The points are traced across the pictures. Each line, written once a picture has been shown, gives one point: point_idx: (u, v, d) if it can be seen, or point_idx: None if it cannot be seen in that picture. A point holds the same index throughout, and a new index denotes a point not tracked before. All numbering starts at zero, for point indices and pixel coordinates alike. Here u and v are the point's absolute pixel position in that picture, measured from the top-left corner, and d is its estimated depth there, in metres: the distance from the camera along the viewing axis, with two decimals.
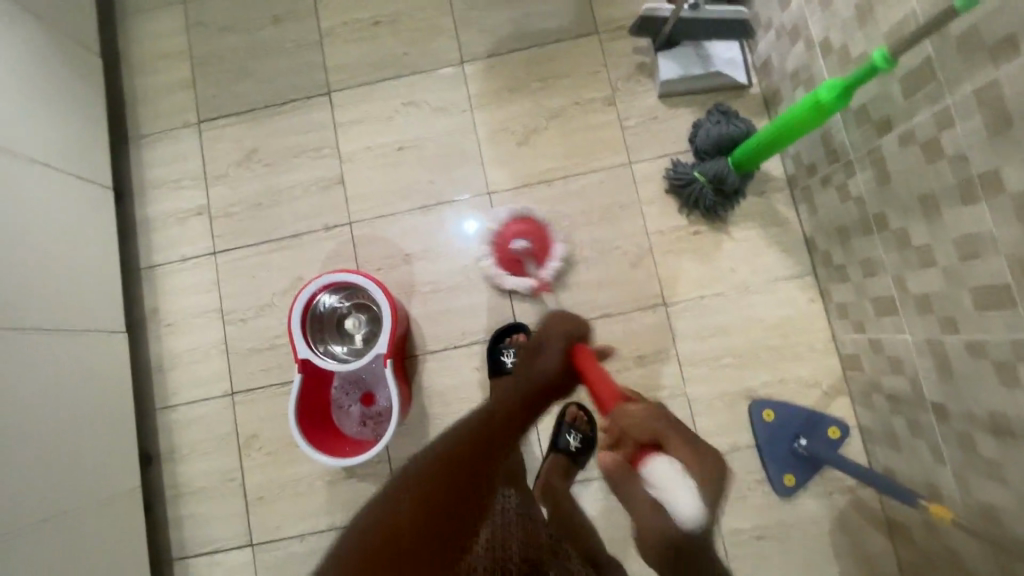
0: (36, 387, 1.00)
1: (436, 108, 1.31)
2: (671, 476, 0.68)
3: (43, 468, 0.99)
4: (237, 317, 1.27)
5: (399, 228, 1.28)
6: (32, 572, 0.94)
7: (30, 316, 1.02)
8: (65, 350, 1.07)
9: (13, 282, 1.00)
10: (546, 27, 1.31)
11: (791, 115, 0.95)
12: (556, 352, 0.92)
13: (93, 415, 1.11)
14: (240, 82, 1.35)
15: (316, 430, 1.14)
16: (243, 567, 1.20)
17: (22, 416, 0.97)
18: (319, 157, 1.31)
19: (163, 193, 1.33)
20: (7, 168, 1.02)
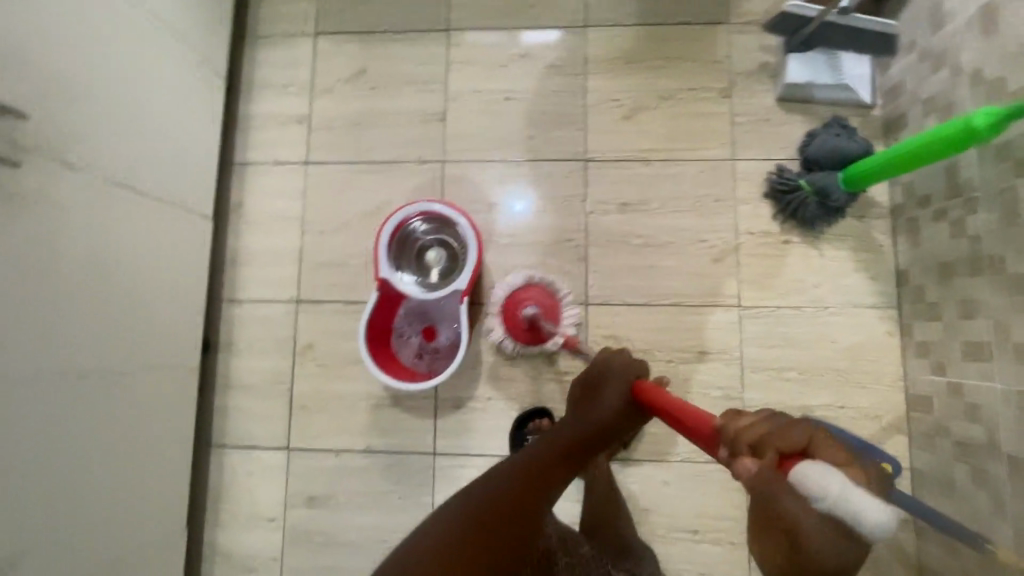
0: (159, 256, 1.06)
1: (549, 65, 1.30)
2: (836, 484, 0.47)
3: (150, 334, 1.04)
4: (317, 229, 1.29)
5: (483, 174, 1.29)
6: (123, 426, 0.99)
7: (168, 189, 1.07)
8: (181, 231, 1.12)
9: (164, 156, 1.05)
10: (678, 8, 1.29)
11: (930, 139, 0.93)
12: (616, 393, 0.79)
13: (191, 296, 1.15)
14: (363, 2, 1.35)
15: (379, 349, 1.16)
16: (276, 466, 1.23)
17: (143, 281, 1.02)
18: (426, 90, 1.32)
19: (269, 95, 1.35)
20: (172, 49, 1.06)
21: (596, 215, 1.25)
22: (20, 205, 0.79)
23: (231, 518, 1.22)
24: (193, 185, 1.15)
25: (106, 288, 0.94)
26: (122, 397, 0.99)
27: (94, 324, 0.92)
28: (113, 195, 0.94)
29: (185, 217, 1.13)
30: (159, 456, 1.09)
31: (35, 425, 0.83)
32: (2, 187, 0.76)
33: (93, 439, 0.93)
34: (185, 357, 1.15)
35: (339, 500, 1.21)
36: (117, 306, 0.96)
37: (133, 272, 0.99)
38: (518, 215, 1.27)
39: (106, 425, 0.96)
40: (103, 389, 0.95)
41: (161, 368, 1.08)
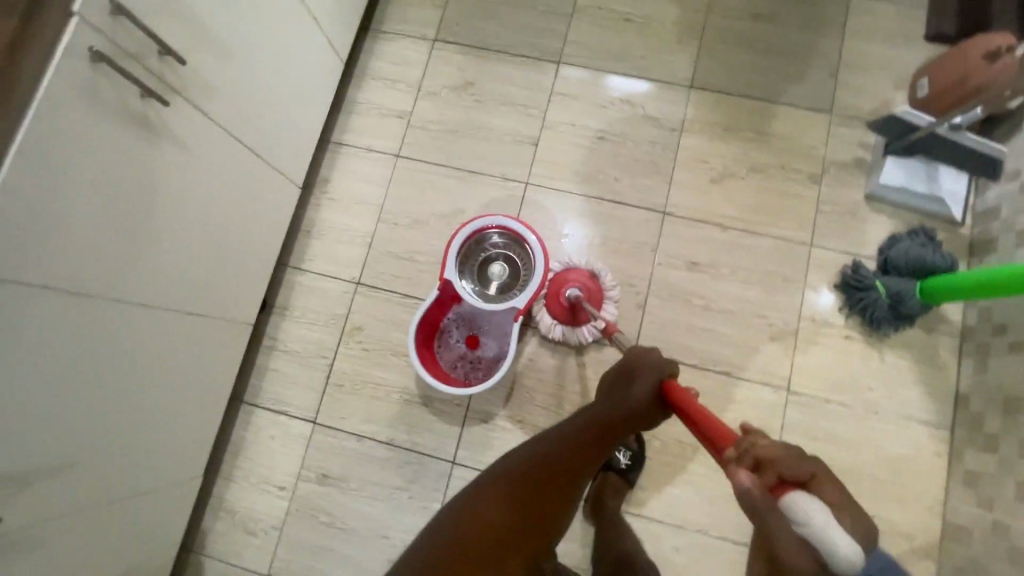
0: (257, 216, 1.11)
1: (647, 116, 1.34)
2: (816, 511, 0.49)
3: (232, 286, 1.09)
4: (392, 219, 1.33)
5: (562, 203, 1.32)
6: (193, 368, 1.04)
7: (276, 156, 1.13)
8: (280, 199, 1.18)
9: (278, 125, 1.11)
10: (784, 89, 1.32)
11: (988, 279, 0.96)
12: (647, 386, 0.82)
13: (272, 258, 1.20)
14: (485, 21, 1.42)
15: (425, 345, 1.18)
16: (299, 437, 1.24)
17: (240, 235, 1.07)
18: (525, 114, 1.36)
19: (377, 86, 1.41)
20: (310, 31, 1.13)
21: (663, 268, 1.27)
22: (162, 142, 0.84)
23: (245, 477, 1.23)
24: (296, 152, 1.20)
25: (208, 232, 0.98)
26: (194, 339, 1.02)
27: (191, 262, 0.96)
28: (231, 146, 0.99)
29: (284, 181, 1.18)
30: (207, 403, 1.11)
31: (122, 348, 0.86)
32: (154, 124, 0.82)
33: (163, 373, 0.96)
34: (250, 314, 1.17)
35: (350, 485, 1.21)
36: (212, 250, 1.00)
37: (234, 225, 1.05)
38: (583, 248, 1.29)
39: (176, 363, 0.99)
40: (183, 327, 0.98)
41: (229, 320, 1.11)
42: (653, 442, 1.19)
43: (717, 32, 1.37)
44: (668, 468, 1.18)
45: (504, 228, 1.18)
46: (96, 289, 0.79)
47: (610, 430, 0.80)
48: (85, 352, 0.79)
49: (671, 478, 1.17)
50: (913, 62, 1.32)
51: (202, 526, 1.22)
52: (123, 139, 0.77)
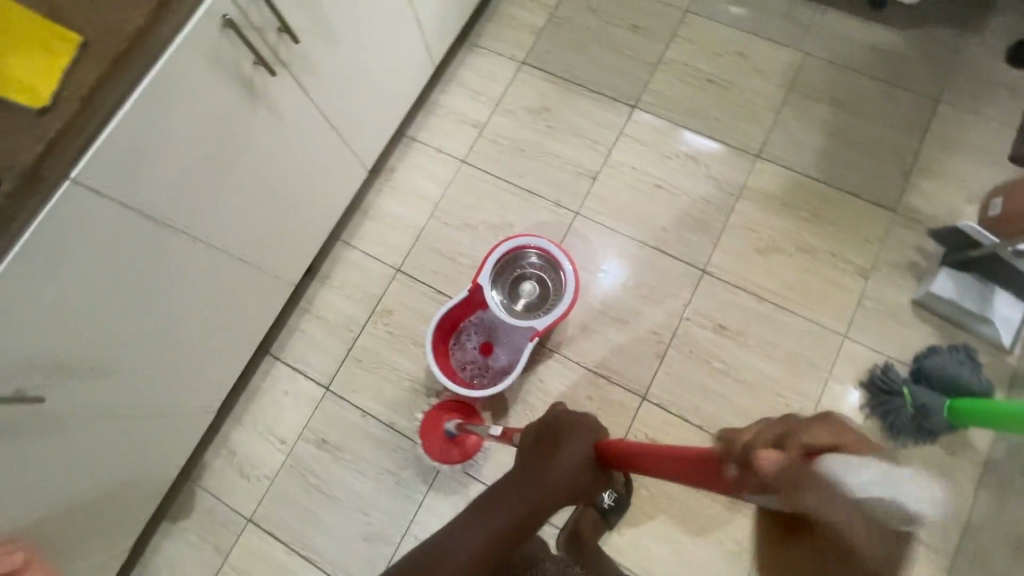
0: (321, 187, 1.20)
1: (708, 174, 1.36)
2: (870, 472, 0.37)
3: (281, 243, 1.17)
4: (443, 218, 1.40)
5: (605, 240, 1.35)
6: (231, 308, 1.12)
7: (352, 137, 1.22)
8: (347, 177, 1.27)
9: (361, 110, 1.20)
10: (850, 179, 1.32)
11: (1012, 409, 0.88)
12: (576, 453, 0.70)
13: (325, 226, 1.28)
14: (574, 54, 1.49)
15: (441, 339, 1.23)
16: (309, 399, 1.31)
17: (301, 201, 1.16)
18: (590, 148, 1.41)
19: (460, 93, 1.50)
20: (409, 31, 1.22)
21: (689, 324, 1.28)
22: (259, 104, 0.93)
23: (252, 423, 1.30)
24: (371, 137, 1.29)
25: (275, 189, 1.07)
26: (240, 283, 1.10)
27: (253, 212, 1.05)
28: (316, 119, 1.08)
29: (354, 161, 1.27)
30: (236, 345, 1.19)
31: (179, 276, 0.94)
32: (257, 88, 0.91)
33: (206, 307, 1.04)
34: (294, 274, 1.26)
35: (344, 455, 1.27)
36: (275, 206, 1.09)
37: (298, 190, 1.13)
38: (616, 288, 1.31)
39: (219, 301, 1.07)
40: (234, 270, 1.07)
41: (274, 274, 1.20)
42: (640, 491, 1.19)
43: (796, 110, 1.38)
44: (650, 520, 1.18)
45: (541, 248, 1.22)
46: (171, 217, 0.88)
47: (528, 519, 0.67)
48: (150, 273, 0.88)
49: (651, 531, 1.17)
50: (991, 179, 1.30)
51: (203, 458, 1.29)
52: (228, 95, 0.86)
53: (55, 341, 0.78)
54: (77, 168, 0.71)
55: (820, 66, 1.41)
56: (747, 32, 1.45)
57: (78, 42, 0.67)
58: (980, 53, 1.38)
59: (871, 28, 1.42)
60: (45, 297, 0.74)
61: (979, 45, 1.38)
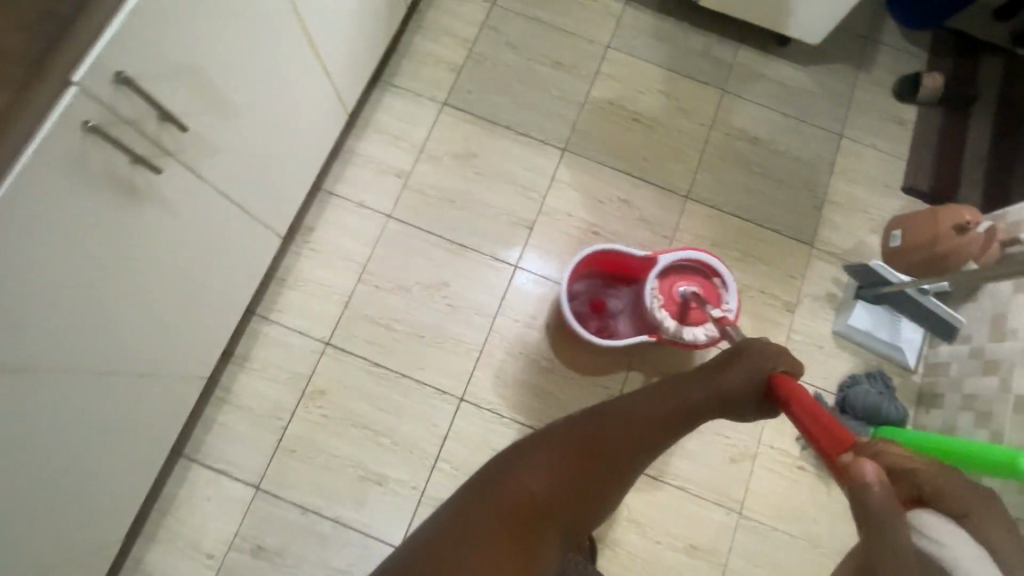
0: (230, 269, 1.05)
1: (643, 218, 1.36)
2: (963, 536, 0.39)
3: (186, 341, 1.01)
4: (374, 281, 1.29)
5: (547, 292, 1.30)
6: (133, 425, 0.95)
7: (261, 208, 1.07)
8: (258, 250, 1.12)
9: (268, 177, 1.05)
10: (772, 215, 1.38)
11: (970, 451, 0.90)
12: (750, 375, 0.71)
13: (238, 307, 1.13)
14: (498, 93, 1.42)
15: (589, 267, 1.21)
16: (238, 503, 1.16)
17: (207, 290, 1.01)
18: (523, 195, 1.36)
19: (379, 139, 1.38)
20: (317, 84, 1.09)
21: (637, 373, 1.27)
22: (142, 204, 0.78)
23: (170, 538, 1.14)
24: (283, 203, 1.14)
25: (172, 288, 0.91)
26: (140, 398, 0.94)
27: (146, 321, 0.88)
28: (216, 201, 0.93)
29: (266, 231, 1.12)
30: (144, 461, 1.02)
31: (55, 419, 0.77)
32: (137, 188, 0.75)
33: (96, 438, 0.87)
34: (205, 368, 1.10)
35: (285, 561, 1.14)
36: (172, 305, 0.93)
37: (200, 279, 0.97)
38: (562, 342, 1.27)
39: (113, 426, 0.90)
40: (127, 387, 0.90)
41: (181, 374, 1.04)
42: (604, 551, 1.18)
43: (718, 148, 1.42)
44: None
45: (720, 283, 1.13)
46: (38, 360, 0.70)
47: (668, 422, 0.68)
48: (12, 429, 0.71)
49: None
50: (888, 210, 1.41)
51: None
52: (99, 205, 0.70)
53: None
54: None
55: (736, 104, 1.45)
56: (667, 70, 1.46)
57: None
58: (871, 88, 1.48)
59: (779, 64, 1.49)
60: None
61: (870, 81, 1.49)
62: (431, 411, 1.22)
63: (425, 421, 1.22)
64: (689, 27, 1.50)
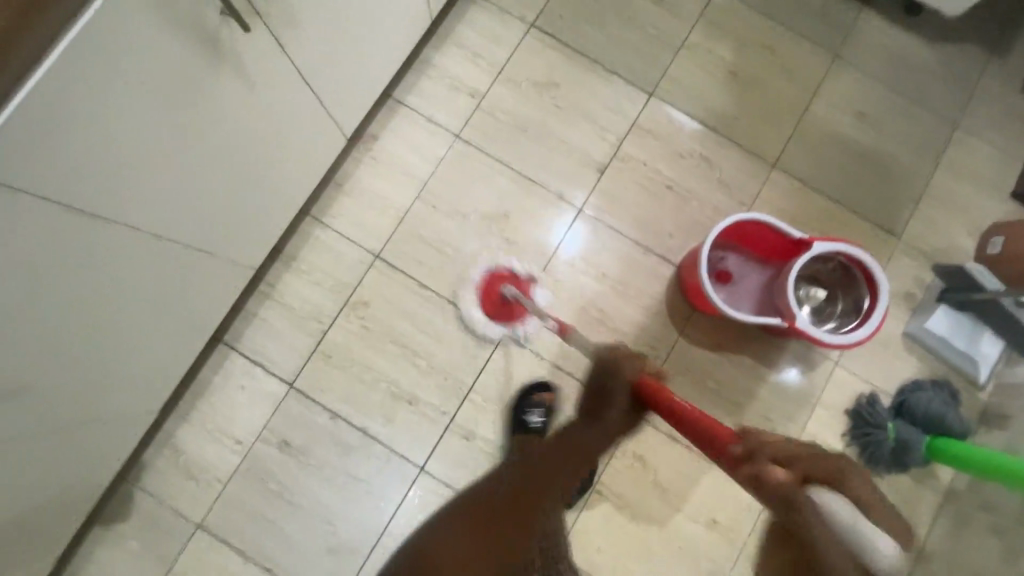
0: (295, 161, 1.01)
1: (722, 180, 1.27)
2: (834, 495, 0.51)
3: (244, 226, 0.99)
4: (432, 200, 1.24)
5: (605, 241, 1.24)
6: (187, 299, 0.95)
7: (335, 102, 1.02)
8: (325, 148, 1.08)
9: (347, 69, 1.00)
10: (862, 199, 1.27)
11: (994, 461, 0.96)
12: (619, 404, 0.81)
13: (296, 203, 1.10)
14: (590, 23, 1.32)
15: (744, 233, 1.13)
16: (270, 397, 1.17)
17: (272, 178, 0.98)
18: (600, 135, 1.28)
19: (458, 53, 1.30)
20: None
21: (686, 340, 1.21)
22: (222, 64, 0.73)
23: (203, 420, 1.16)
24: (357, 103, 1.09)
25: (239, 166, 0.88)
26: (194, 276, 0.92)
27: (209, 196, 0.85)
28: (293, 82, 0.88)
29: (333, 129, 1.07)
30: (190, 339, 1.02)
31: (112, 274, 0.76)
32: (223, 46, 0.71)
33: (148, 305, 0.86)
34: (256, 259, 1.08)
35: (309, 460, 1.15)
36: (236, 185, 0.90)
37: (266, 165, 0.94)
38: (616, 296, 1.22)
39: (167, 298, 0.89)
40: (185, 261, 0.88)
41: (234, 262, 1.02)
42: (623, 509, 1.16)
43: (817, 117, 1.30)
44: (631, 539, 1.16)
45: (868, 274, 1.05)
46: (102, 207, 0.68)
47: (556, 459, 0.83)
48: (71, 273, 0.69)
49: (631, 549, 1.15)
50: (991, 213, 1.28)
51: (142, 457, 1.14)
52: (183, 52, 0.66)
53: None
54: None
55: (845, 72, 1.32)
56: (777, 24, 1.33)
57: None
58: (1000, 77, 1.33)
59: (902, 35, 1.34)
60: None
61: (1001, 69, 1.34)
62: (472, 342, 1.20)
63: (464, 351, 1.19)
64: None
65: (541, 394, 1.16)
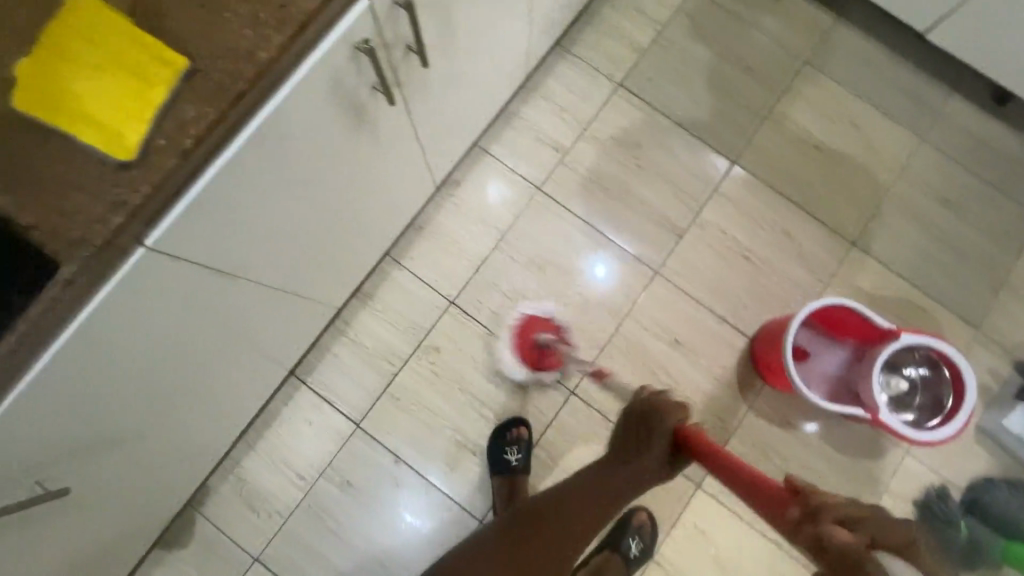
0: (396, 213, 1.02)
1: (800, 255, 1.26)
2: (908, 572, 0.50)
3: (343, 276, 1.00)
4: (510, 251, 1.25)
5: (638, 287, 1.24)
6: (284, 345, 0.95)
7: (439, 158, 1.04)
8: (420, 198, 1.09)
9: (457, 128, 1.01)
10: (941, 285, 1.26)
11: None
12: (660, 446, 0.79)
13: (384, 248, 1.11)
14: (678, 87, 1.33)
15: (830, 314, 1.12)
16: (337, 435, 1.17)
17: (377, 232, 0.99)
18: (681, 200, 1.28)
19: (545, 106, 1.31)
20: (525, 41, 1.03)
21: (754, 413, 1.20)
22: (364, 135, 0.74)
23: (267, 452, 1.17)
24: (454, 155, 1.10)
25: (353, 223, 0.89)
26: (295, 323, 0.93)
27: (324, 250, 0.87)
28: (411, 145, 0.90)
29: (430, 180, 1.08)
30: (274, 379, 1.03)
31: (233, 327, 0.77)
32: (369, 119, 0.72)
33: (252, 353, 0.87)
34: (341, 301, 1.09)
35: (370, 502, 1.15)
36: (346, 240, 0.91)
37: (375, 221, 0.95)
38: (687, 362, 1.22)
39: (269, 344, 0.90)
40: (292, 310, 0.89)
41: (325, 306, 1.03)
42: None
43: (899, 198, 1.30)
44: None
45: (955, 371, 1.03)
46: (243, 268, 0.70)
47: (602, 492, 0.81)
48: (203, 328, 0.70)
49: None
50: None
51: (207, 483, 1.15)
52: (338, 128, 0.67)
53: (74, 420, 0.60)
54: (154, 233, 0.52)
55: (930, 155, 1.32)
56: (865, 102, 1.34)
57: (183, 68, 0.47)
58: None
59: (990, 123, 1.34)
60: (68, 380, 0.54)
61: None
62: (540, 397, 1.20)
63: (531, 405, 1.19)
64: (901, 59, 1.36)
65: (520, 430, 1.16)
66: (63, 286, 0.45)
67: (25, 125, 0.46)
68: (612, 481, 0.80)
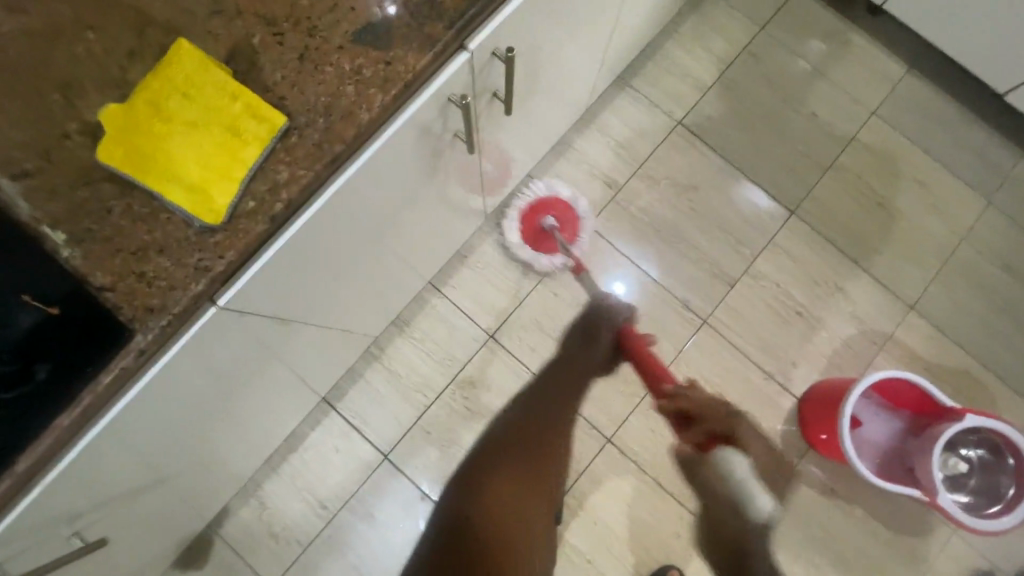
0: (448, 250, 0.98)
1: (855, 315, 1.21)
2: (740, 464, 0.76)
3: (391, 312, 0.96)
4: (553, 287, 1.21)
5: (659, 316, 1.20)
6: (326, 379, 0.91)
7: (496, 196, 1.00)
8: None
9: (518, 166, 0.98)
10: (1002, 358, 1.21)
11: None
12: (607, 343, 1.08)
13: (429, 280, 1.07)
14: (739, 130, 1.28)
15: (890, 385, 1.07)
16: (364, 465, 1.14)
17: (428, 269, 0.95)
18: (735, 248, 1.23)
19: (601, 140, 1.27)
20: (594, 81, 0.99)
21: (799, 479, 1.15)
22: (436, 181, 0.70)
23: (291, 477, 1.13)
24: None
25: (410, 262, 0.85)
26: (338, 359, 0.89)
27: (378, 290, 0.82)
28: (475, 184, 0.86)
29: None
30: None
31: (282, 370, 0.73)
32: (445, 166, 0.68)
33: (295, 391, 0.83)
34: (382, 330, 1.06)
35: (392, 538, 1.12)
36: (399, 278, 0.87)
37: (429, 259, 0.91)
38: None
39: (312, 380, 0.87)
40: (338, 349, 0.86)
41: None
42: None
43: (962, 262, 1.24)
44: None
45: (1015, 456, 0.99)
46: (303, 317, 0.66)
47: (557, 393, 1.12)
48: (256, 373, 0.66)
49: None
50: None
51: (227, 504, 1.12)
52: (416, 176, 0.64)
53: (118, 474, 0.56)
54: (227, 294, 0.48)
55: (999, 220, 1.26)
56: (933, 159, 1.28)
57: (280, 127, 0.46)
58: None
59: None
60: (119, 441, 0.50)
61: None
62: (577, 444, 1.14)
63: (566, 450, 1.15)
64: (973, 117, 1.30)
65: None
66: (134, 356, 0.44)
67: (127, 184, 0.46)
68: (568, 379, 1.12)
